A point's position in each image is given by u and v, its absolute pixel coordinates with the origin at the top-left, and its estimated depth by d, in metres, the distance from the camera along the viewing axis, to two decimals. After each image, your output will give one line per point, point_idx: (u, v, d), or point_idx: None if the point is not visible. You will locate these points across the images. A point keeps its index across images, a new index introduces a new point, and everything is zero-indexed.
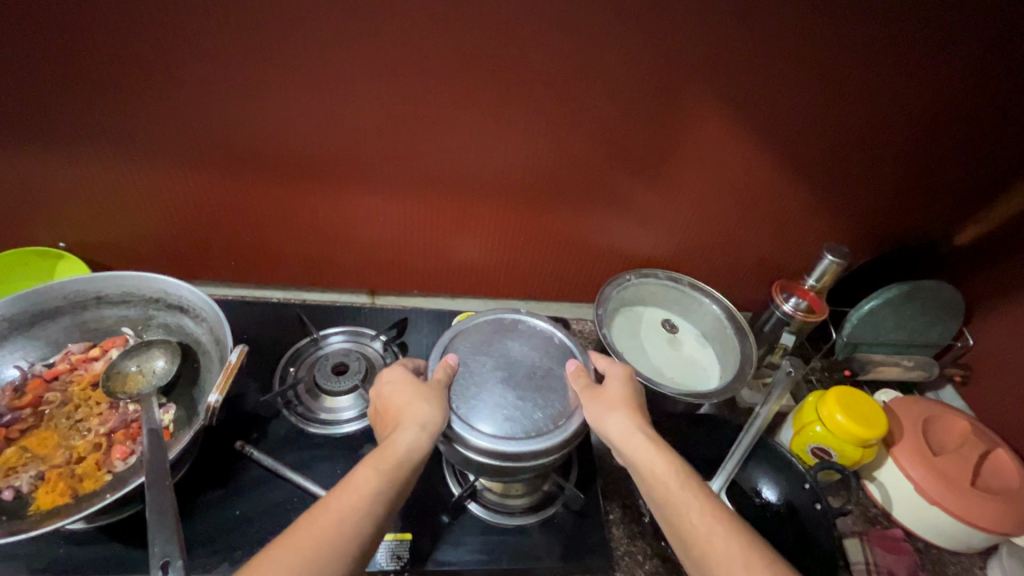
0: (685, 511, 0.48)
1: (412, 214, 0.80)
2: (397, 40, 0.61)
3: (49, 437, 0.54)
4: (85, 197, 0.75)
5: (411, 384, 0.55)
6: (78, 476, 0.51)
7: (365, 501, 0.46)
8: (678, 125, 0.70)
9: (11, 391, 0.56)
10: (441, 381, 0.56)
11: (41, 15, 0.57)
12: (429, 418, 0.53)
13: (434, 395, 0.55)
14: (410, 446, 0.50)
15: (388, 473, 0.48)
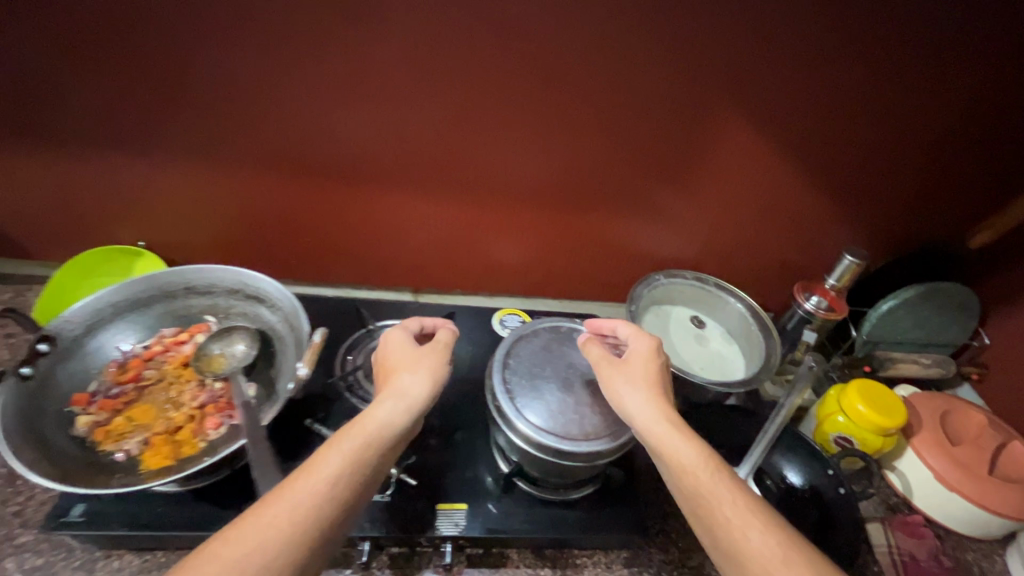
0: (716, 508, 0.47)
1: (460, 216, 0.87)
2: (458, 56, 0.68)
3: (153, 408, 0.61)
4: (166, 199, 0.83)
5: (407, 348, 0.58)
6: (178, 442, 0.58)
7: (335, 474, 0.44)
8: (711, 132, 0.76)
9: (116, 368, 0.63)
10: (435, 349, 0.58)
11: (158, 36, 0.65)
12: (404, 392, 0.53)
13: (423, 363, 0.56)
14: (385, 420, 0.50)
15: (359, 447, 0.47)
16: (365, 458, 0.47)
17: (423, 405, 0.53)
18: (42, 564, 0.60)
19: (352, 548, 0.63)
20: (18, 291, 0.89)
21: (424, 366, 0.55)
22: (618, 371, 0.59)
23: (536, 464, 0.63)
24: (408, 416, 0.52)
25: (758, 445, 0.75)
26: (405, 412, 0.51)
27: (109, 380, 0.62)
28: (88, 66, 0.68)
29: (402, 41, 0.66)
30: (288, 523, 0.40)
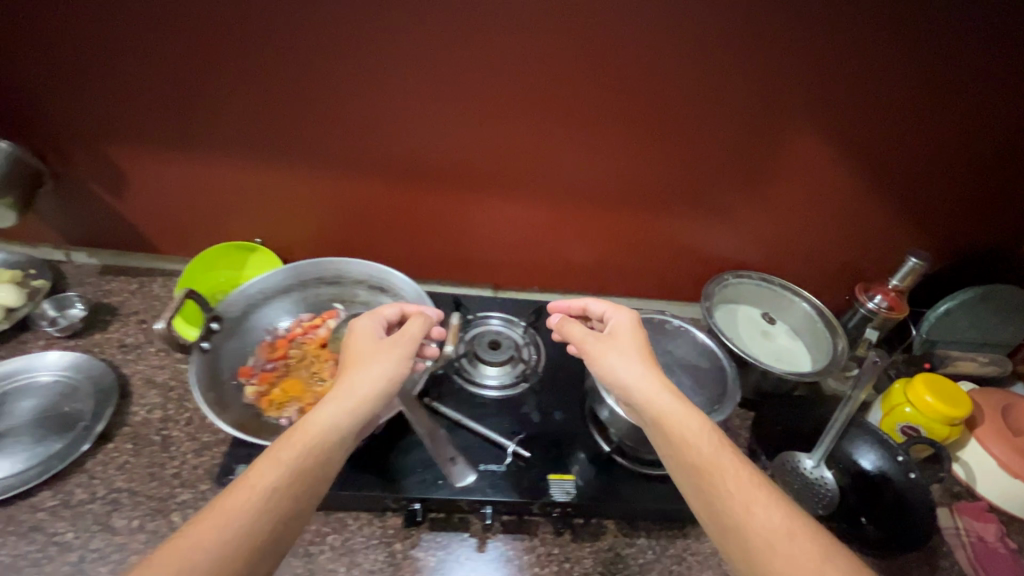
0: (717, 482, 0.51)
1: (548, 218, 0.94)
2: (567, 72, 0.77)
3: (301, 383, 0.69)
4: (283, 201, 0.91)
5: (370, 341, 0.60)
6: None
7: (270, 482, 0.46)
8: (788, 142, 0.84)
9: (267, 346, 0.71)
10: (388, 345, 0.60)
11: (306, 54, 0.74)
12: (346, 395, 0.54)
13: (380, 360, 0.58)
14: (326, 425, 0.51)
15: (299, 454, 0.49)
16: (302, 465, 0.48)
17: (366, 407, 0.54)
18: None
19: (467, 515, 0.72)
20: (143, 284, 0.98)
21: (377, 365, 0.58)
22: (613, 348, 0.63)
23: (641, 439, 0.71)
24: (351, 419, 0.53)
25: (826, 433, 0.79)
26: (345, 416, 0.53)
27: (263, 357, 0.71)
28: (240, 81, 0.77)
29: (518, 60, 0.75)
30: (223, 532, 0.43)
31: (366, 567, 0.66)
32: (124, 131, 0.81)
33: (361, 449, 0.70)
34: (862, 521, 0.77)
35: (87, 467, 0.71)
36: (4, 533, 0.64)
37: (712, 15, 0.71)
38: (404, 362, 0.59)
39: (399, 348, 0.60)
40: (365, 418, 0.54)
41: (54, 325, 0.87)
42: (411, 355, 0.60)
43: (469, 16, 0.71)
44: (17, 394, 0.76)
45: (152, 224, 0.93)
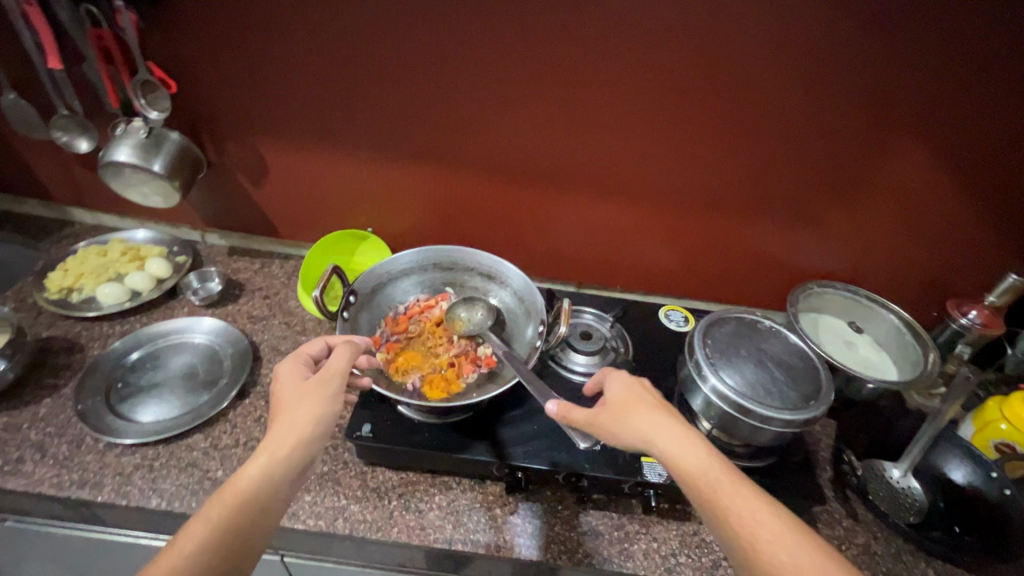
0: (739, 520, 0.50)
1: (636, 218, 1.02)
2: (672, 81, 0.84)
3: (421, 353, 0.78)
4: (399, 193, 1.02)
5: (296, 386, 0.59)
6: (446, 379, 0.74)
7: (203, 543, 0.48)
8: (880, 153, 0.87)
9: (391, 321, 0.80)
10: (314, 388, 0.59)
11: (441, 62, 0.85)
12: (275, 446, 0.54)
13: (308, 405, 0.57)
14: (257, 478, 0.52)
15: (228, 515, 0.49)
16: (235, 521, 0.49)
17: (301, 452, 0.55)
18: (326, 471, 0.76)
19: (559, 490, 0.77)
20: (264, 265, 1.09)
21: (303, 412, 0.57)
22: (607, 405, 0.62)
23: (734, 431, 0.74)
24: (286, 465, 0.53)
25: (914, 443, 0.78)
26: (274, 468, 0.53)
27: (387, 330, 0.79)
28: (379, 85, 0.88)
29: (629, 71, 0.83)
30: None
31: (469, 526, 0.72)
32: (272, 126, 0.93)
33: (469, 418, 0.78)
34: (959, 531, 0.75)
35: (229, 417, 0.81)
36: (167, 465, 0.74)
37: (818, 31, 0.76)
38: (334, 399, 0.59)
39: (326, 387, 0.60)
40: (303, 463, 0.55)
41: (195, 295, 0.99)
42: (340, 391, 0.61)
43: (590, 30, 0.80)
44: (173, 351, 0.88)
45: (282, 210, 1.05)
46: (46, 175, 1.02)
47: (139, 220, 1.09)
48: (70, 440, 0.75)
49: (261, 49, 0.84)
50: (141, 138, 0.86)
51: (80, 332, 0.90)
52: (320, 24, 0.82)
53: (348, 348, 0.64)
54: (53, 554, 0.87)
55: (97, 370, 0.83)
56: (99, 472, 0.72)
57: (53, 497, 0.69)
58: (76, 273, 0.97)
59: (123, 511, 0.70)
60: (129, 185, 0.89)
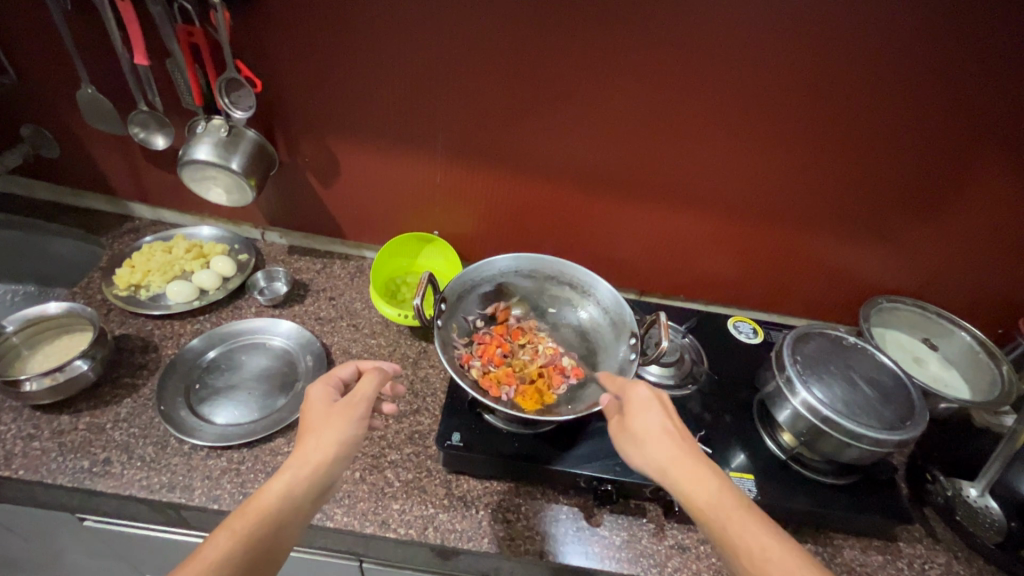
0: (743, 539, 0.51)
1: (706, 228, 1.01)
2: (760, 95, 0.83)
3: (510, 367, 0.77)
4: (469, 197, 1.01)
5: (325, 407, 0.62)
6: (540, 390, 0.75)
7: (225, 554, 0.49)
8: (963, 171, 0.87)
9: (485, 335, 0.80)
10: (346, 409, 0.62)
11: (527, 69, 0.84)
12: (302, 464, 0.57)
13: (338, 425, 0.60)
14: (281, 495, 0.55)
15: (256, 525, 0.52)
16: (258, 535, 0.52)
17: (322, 473, 0.57)
18: (412, 479, 0.76)
19: (643, 502, 0.77)
20: (326, 265, 1.08)
21: (331, 432, 0.59)
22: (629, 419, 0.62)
23: (826, 450, 0.74)
24: (308, 483, 0.56)
25: (988, 463, 0.77)
26: (299, 485, 0.55)
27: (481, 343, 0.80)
28: (462, 90, 0.87)
29: (721, 80, 0.82)
30: None
31: (557, 538, 0.72)
32: (348, 128, 0.92)
33: (554, 430, 0.78)
34: None
35: None
36: (254, 470, 0.73)
37: (922, 45, 0.75)
38: (358, 425, 0.61)
39: (352, 412, 0.62)
40: (323, 485, 0.57)
41: (262, 295, 0.98)
42: (365, 417, 0.63)
43: (686, 38, 0.78)
44: (247, 353, 0.88)
45: (349, 210, 1.04)
46: (110, 169, 1.01)
47: (200, 217, 1.08)
48: (155, 441, 0.75)
49: (345, 52, 0.83)
50: (222, 136, 0.85)
51: (152, 331, 0.89)
52: (408, 26, 0.80)
53: (376, 375, 0.66)
54: (127, 550, 0.87)
55: (176, 369, 0.83)
56: (187, 475, 0.72)
57: (144, 499, 0.69)
58: (143, 270, 0.96)
59: (212, 516, 0.70)
60: (202, 181, 0.88)
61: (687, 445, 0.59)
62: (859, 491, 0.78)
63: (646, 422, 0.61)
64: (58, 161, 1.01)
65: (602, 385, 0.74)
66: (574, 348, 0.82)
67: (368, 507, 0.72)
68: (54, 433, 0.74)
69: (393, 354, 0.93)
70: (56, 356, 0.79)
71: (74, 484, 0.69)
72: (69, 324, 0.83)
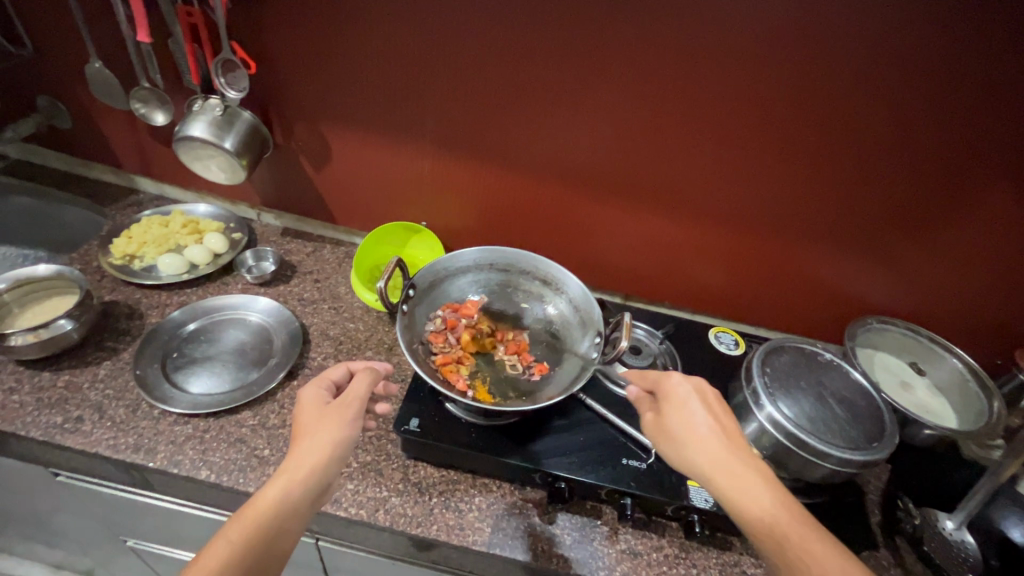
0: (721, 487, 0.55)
1: (692, 235, 1.00)
2: (747, 102, 0.82)
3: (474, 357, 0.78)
4: (457, 190, 1.02)
5: (317, 408, 0.64)
6: (496, 384, 0.75)
7: (225, 560, 0.51)
8: (958, 193, 0.84)
9: (453, 319, 0.80)
10: (339, 410, 0.64)
11: (513, 66, 0.84)
12: (298, 467, 0.58)
13: (331, 426, 0.62)
14: (277, 499, 0.56)
15: (253, 530, 0.53)
16: (255, 541, 0.53)
17: (317, 476, 0.58)
18: (370, 461, 0.76)
19: (599, 505, 0.76)
20: (316, 248, 1.10)
21: (327, 434, 0.61)
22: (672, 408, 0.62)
23: (787, 466, 0.72)
24: (305, 486, 0.57)
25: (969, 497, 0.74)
26: (296, 488, 0.57)
27: (449, 326, 0.79)
28: (450, 83, 0.88)
29: (709, 85, 0.81)
30: None
31: (508, 532, 0.72)
32: (340, 115, 0.94)
33: (514, 423, 0.78)
34: None
35: (277, 397, 0.81)
36: (217, 439, 0.75)
37: (915, 59, 0.73)
38: (351, 425, 0.63)
39: (345, 413, 0.64)
40: (319, 488, 0.59)
41: (250, 273, 1.00)
42: (359, 417, 0.65)
43: (672, 40, 0.78)
44: (227, 327, 0.90)
45: (340, 196, 1.06)
46: (117, 143, 1.05)
47: (199, 194, 1.11)
48: (127, 404, 0.77)
49: (337, 40, 0.85)
50: (217, 115, 0.88)
51: (140, 299, 0.93)
52: (399, 18, 0.82)
53: (367, 375, 0.68)
54: (102, 510, 0.90)
55: (156, 338, 0.85)
56: (153, 438, 0.74)
57: (109, 458, 0.71)
58: (138, 242, 0.99)
59: (174, 480, 0.72)
60: (199, 159, 0.91)
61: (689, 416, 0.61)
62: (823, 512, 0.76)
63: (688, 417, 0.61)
64: (70, 132, 1.06)
65: (559, 384, 0.74)
66: (541, 343, 0.82)
67: None
68: (33, 388, 0.77)
69: (369, 339, 0.94)
70: (44, 313, 0.83)
71: (44, 438, 0.71)
72: (59, 287, 0.87)
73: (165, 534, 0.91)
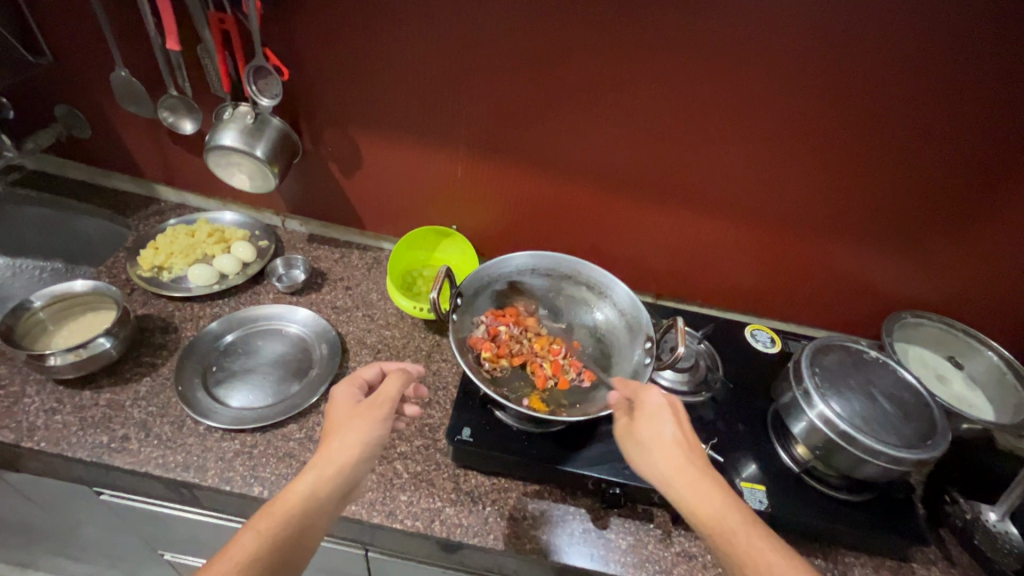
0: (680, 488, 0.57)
1: (725, 234, 1.00)
2: (788, 102, 0.81)
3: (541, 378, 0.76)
4: (489, 193, 1.01)
5: (348, 406, 0.64)
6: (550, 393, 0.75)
7: (254, 552, 0.50)
8: (995, 188, 0.84)
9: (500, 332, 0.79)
10: (370, 407, 0.63)
11: (549, 69, 0.83)
12: (327, 464, 0.58)
13: (362, 425, 0.61)
14: (307, 494, 0.56)
15: (281, 524, 0.53)
16: (282, 535, 0.53)
17: (346, 474, 0.58)
18: (420, 472, 0.76)
19: (651, 508, 0.76)
20: (344, 254, 1.09)
21: (355, 432, 0.61)
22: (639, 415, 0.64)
23: (839, 465, 0.73)
24: (334, 483, 0.57)
25: (1012, 487, 0.75)
26: (324, 485, 0.57)
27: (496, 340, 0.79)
28: (484, 87, 0.86)
29: (750, 86, 0.80)
30: None
31: (563, 538, 0.72)
32: (370, 121, 0.93)
33: (563, 429, 0.78)
34: None
35: (321, 409, 0.81)
36: (266, 454, 0.74)
37: (961, 55, 0.73)
38: (382, 425, 0.62)
39: (376, 412, 0.63)
40: (347, 486, 0.58)
41: (280, 282, 0.99)
42: (389, 417, 0.64)
43: (714, 41, 0.77)
44: (263, 338, 0.89)
45: (368, 202, 1.05)
46: (139, 152, 1.03)
47: (223, 202, 1.09)
48: (172, 421, 0.76)
49: (370, 46, 0.84)
50: (247, 123, 0.86)
51: (172, 312, 0.91)
52: (433, 22, 0.80)
53: (399, 376, 0.67)
54: (144, 527, 0.89)
55: (194, 351, 0.84)
56: (202, 455, 0.73)
57: (159, 477, 0.71)
58: (165, 252, 0.97)
59: (224, 496, 0.71)
60: (227, 167, 0.89)
61: (655, 424, 0.63)
62: (873, 509, 0.76)
63: (657, 430, 0.62)
64: (89, 142, 1.03)
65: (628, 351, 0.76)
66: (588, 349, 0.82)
67: (376, 496, 0.73)
68: (75, 408, 0.76)
69: (407, 346, 0.93)
70: (79, 332, 0.82)
71: (93, 458, 0.71)
72: (92, 303, 0.85)
73: (207, 548, 0.90)
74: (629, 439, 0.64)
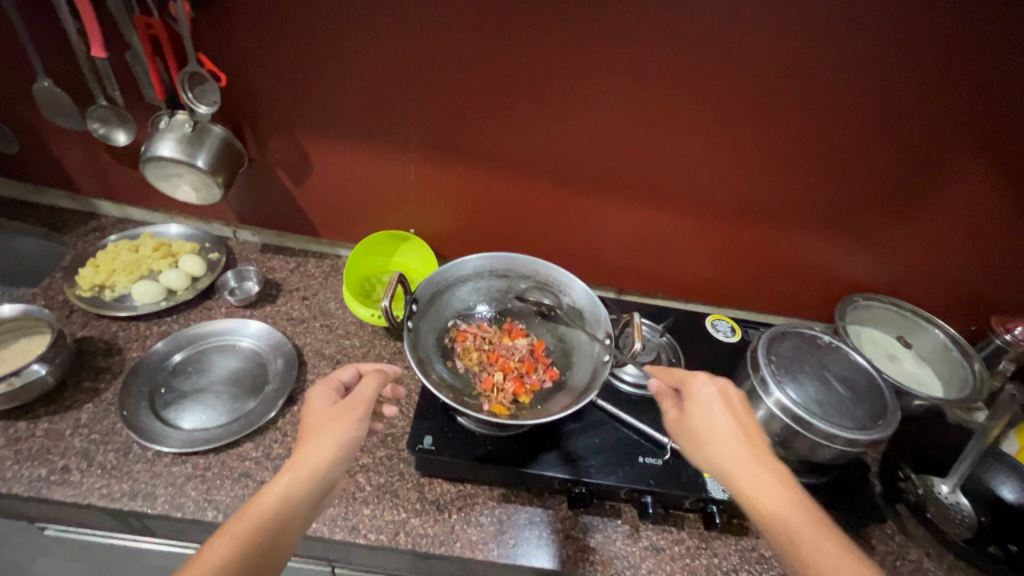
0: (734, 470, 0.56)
1: (683, 227, 1.01)
2: (732, 95, 0.82)
3: (528, 388, 0.76)
4: (445, 196, 1.00)
5: (325, 407, 0.61)
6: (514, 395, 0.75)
7: (228, 554, 0.47)
8: (934, 172, 0.87)
9: (460, 345, 0.80)
10: (347, 406, 0.61)
11: (497, 68, 0.82)
12: (304, 464, 0.55)
13: (340, 423, 0.59)
14: (282, 496, 0.52)
15: (255, 527, 0.49)
16: (259, 538, 0.49)
17: (322, 476, 0.55)
18: (383, 483, 0.74)
19: (618, 504, 0.77)
20: (300, 263, 1.06)
21: (331, 431, 0.58)
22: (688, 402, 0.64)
23: (797, 449, 0.74)
24: (309, 486, 0.54)
25: (959, 460, 0.75)
26: (300, 486, 0.53)
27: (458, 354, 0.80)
28: (432, 88, 0.85)
29: (696, 79, 0.81)
30: None
31: (531, 541, 0.71)
32: (317, 126, 0.90)
33: (528, 432, 0.77)
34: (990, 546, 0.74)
35: (279, 425, 0.78)
36: (220, 476, 0.71)
37: (895, 44, 0.75)
38: (359, 426, 0.60)
39: (353, 413, 0.60)
40: (324, 488, 0.55)
41: (232, 295, 0.96)
42: (366, 418, 0.61)
43: (658, 36, 0.77)
44: (216, 355, 0.85)
45: (322, 208, 1.02)
46: (73, 166, 0.98)
47: (168, 215, 1.04)
48: (117, 448, 0.72)
49: (311, 49, 0.81)
50: (186, 132, 0.82)
51: (116, 333, 0.87)
52: (375, 23, 0.78)
53: (376, 377, 0.65)
54: (97, 559, 0.85)
55: (141, 373, 0.80)
56: (150, 482, 0.70)
57: (104, 508, 0.67)
58: (107, 270, 0.93)
59: (177, 523, 0.68)
60: (167, 178, 0.85)
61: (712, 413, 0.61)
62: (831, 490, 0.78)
63: (712, 417, 0.61)
64: (17, 157, 0.98)
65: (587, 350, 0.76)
66: (549, 349, 0.82)
67: (337, 512, 0.70)
68: (9, 441, 0.71)
69: (367, 355, 0.91)
70: (12, 360, 0.77)
71: (30, 493, 0.67)
72: (26, 328, 0.81)
73: None
74: (686, 428, 0.62)
